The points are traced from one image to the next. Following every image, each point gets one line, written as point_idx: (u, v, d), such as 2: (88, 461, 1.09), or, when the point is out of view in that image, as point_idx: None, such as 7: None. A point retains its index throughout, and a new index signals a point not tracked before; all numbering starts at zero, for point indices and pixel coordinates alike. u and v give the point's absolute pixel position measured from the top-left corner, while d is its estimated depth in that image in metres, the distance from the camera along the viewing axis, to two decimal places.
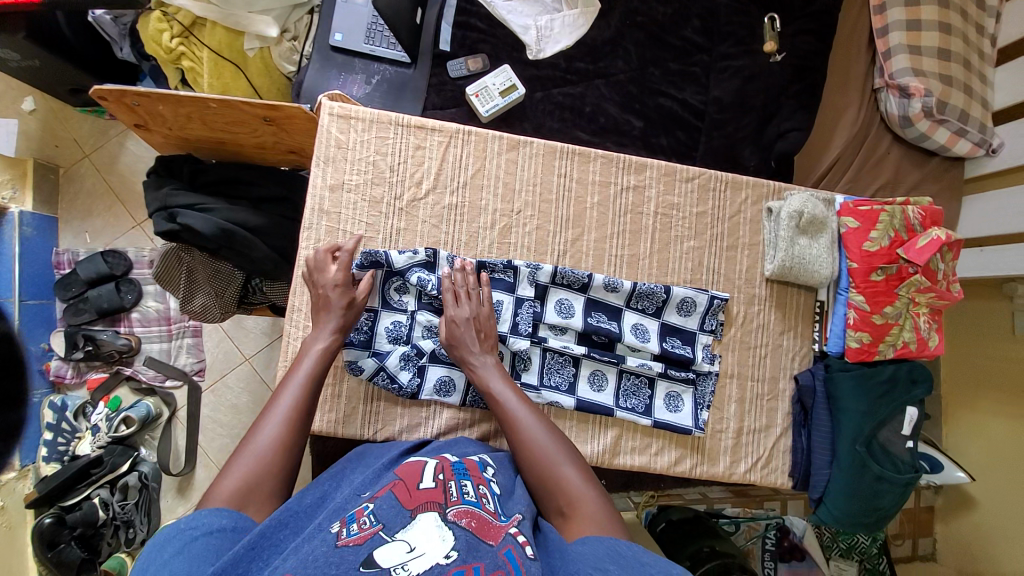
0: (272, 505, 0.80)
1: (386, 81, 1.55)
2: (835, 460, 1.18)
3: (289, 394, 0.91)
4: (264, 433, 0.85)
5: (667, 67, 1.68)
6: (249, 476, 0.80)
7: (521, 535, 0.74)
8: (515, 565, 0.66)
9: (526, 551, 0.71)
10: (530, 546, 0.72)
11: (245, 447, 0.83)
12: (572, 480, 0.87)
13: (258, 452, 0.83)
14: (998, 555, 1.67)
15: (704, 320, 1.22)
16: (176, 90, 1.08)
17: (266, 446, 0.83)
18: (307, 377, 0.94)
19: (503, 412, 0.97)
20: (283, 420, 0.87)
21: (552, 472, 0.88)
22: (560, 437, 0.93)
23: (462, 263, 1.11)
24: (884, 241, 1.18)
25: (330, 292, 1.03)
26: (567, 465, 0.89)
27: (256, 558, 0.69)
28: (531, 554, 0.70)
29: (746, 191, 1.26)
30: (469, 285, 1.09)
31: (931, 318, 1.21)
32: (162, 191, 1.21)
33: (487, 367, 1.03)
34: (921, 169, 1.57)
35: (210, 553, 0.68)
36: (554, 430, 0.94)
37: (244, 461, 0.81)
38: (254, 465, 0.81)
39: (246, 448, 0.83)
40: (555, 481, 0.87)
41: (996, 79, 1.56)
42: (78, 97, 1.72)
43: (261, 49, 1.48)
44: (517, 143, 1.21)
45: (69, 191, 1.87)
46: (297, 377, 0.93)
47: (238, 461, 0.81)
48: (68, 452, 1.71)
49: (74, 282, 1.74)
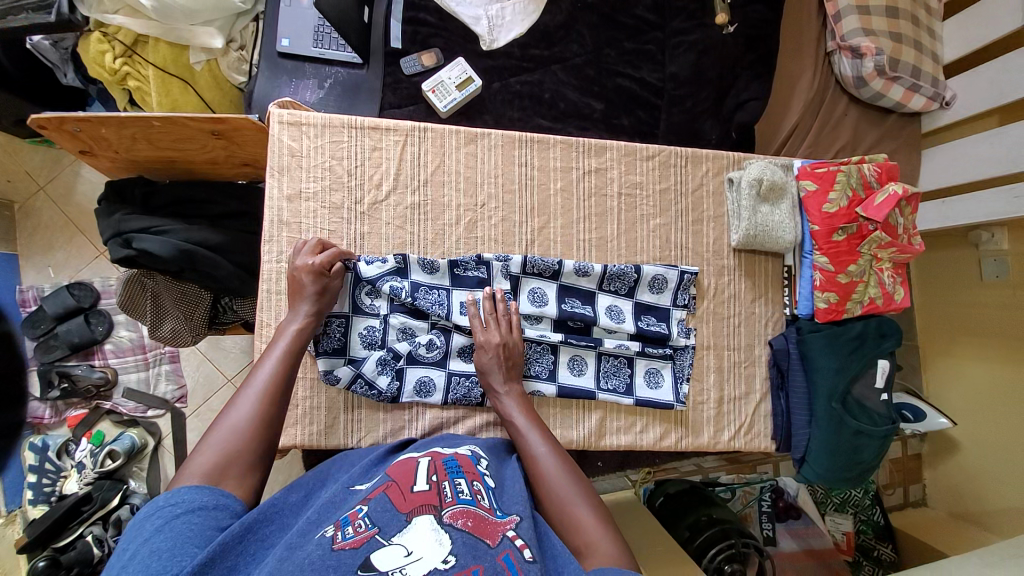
0: (252, 481, 0.79)
1: (340, 84, 1.52)
2: (813, 419, 1.20)
3: (265, 372, 0.89)
4: (240, 410, 0.83)
5: (622, 47, 1.68)
6: (226, 452, 0.78)
7: (520, 538, 0.72)
8: (514, 572, 0.65)
9: (525, 553, 0.69)
10: (529, 548, 0.71)
11: (221, 422, 0.81)
12: (590, 519, 0.83)
13: (234, 428, 0.81)
14: (987, 493, 1.73)
15: (676, 296, 1.23)
16: (117, 112, 1.05)
17: (242, 423, 0.82)
18: (285, 358, 0.92)
19: (523, 443, 0.96)
20: (258, 397, 0.85)
21: (570, 507, 0.84)
22: (582, 476, 0.90)
23: (491, 293, 1.11)
24: (843, 201, 1.19)
25: (300, 277, 1.01)
26: (581, 505, 0.85)
27: (243, 551, 0.68)
28: (530, 555, 0.69)
29: (706, 164, 1.27)
30: (499, 313, 1.09)
31: (895, 272, 1.23)
32: (114, 217, 1.17)
33: (512, 396, 1.03)
34: (879, 127, 1.60)
35: (193, 533, 0.67)
36: (576, 468, 0.91)
37: (218, 435, 0.79)
38: (229, 442, 0.79)
39: (222, 424, 0.81)
40: (572, 516, 0.83)
41: (945, 32, 1.58)
42: (25, 128, 1.66)
43: (207, 62, 1.44)
44: (474, 136, 1.20)
45: (26, 226, 1.81)
46: (276, 356, 0.92)
47: (214, 437, 0.80)
48: (55, 492, 1.66)
49: (42, 320, 1.69)
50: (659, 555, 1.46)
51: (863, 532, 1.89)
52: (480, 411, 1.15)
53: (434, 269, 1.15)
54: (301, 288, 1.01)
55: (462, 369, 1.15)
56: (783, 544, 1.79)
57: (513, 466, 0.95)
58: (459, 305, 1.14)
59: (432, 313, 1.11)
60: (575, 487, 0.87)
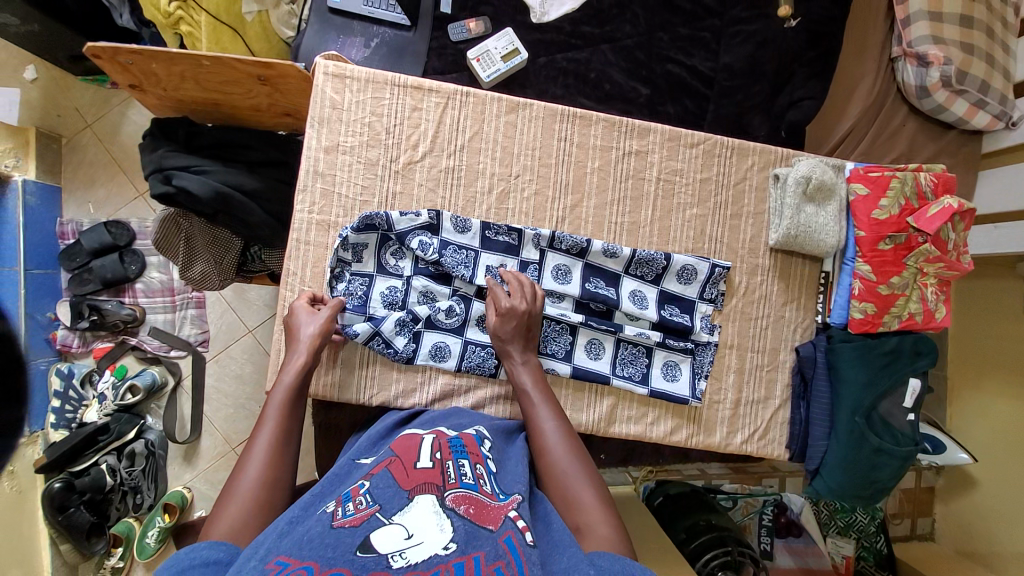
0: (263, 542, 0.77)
1: (386, 45, 1.51)
2: (833, 431, 1.16)
3: (270, 425, 0.89)
4: (248, 474, 0.82)
5: (677, 32, 1.62)
6: (240, 519, 0.76)
7: (522, 519, 0.73)
8: (516, 554, 0.66)
9: (525, 537, 0.70)
10: (530, 531, 0.72)
11: (231, 489, 0.80)
12: (592, 505, 0.83)
13: (243, 494, 0.80)
14: (1000, 536, 1.67)
15: (705, 289, 1.20)
16: (168, 47, 1.05)
17: (253, 485, 0.81)
18: (286, 407, 0.93)
19: (533, 420, 0.97)
20: (266, 456, 0.85)
21: (573, 492, 0.85)
22: (588, 464, 0.90)
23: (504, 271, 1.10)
24: (894, 209, 1.13)
25: (301, 321, 1.02)
26: (579, 477, 0.87)
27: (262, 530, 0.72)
28: (531, 540, 0.70)
29: (753, 158, 1.22)
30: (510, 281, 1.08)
31: (939, 289, 1.17)
32: (156, 152, 1.19)
33: (528, 366, 1.04)
34: (937, 142, 1.52)
35: None
36: (583, 456, 0.91)
37: (234, 504, 0.78)
38: (243, 507, 0.78)
39: (232, 489, 0.80)
40: (572, 491, 0.85)
41: (1019, 49, 1.49)
42: (80, 64, 1.71)
43: (259, 13, 1.45)
44: (516, 105, 1.18)
45: (72, 160, 1.86)
46: (278, 405, 0.92)
47: (227, 504, 0.78)
48: (76, 419, 1.74)
49: (78, 253, 1.75)
50: (654, 550, 1.47)
51: (863, 559, 1.84)
52: (491, 383, 1.15)
53: (467, 229, 1.14)
54: (301, 332, 1.01)
55: (478, 338, 1.14)
56: (780, 560, 1.76)
57: (518, 447, 0.97)
58: (484, 268, 1.13)
59: (457, 273, 1.11)
60: (582, 476, 0.88)
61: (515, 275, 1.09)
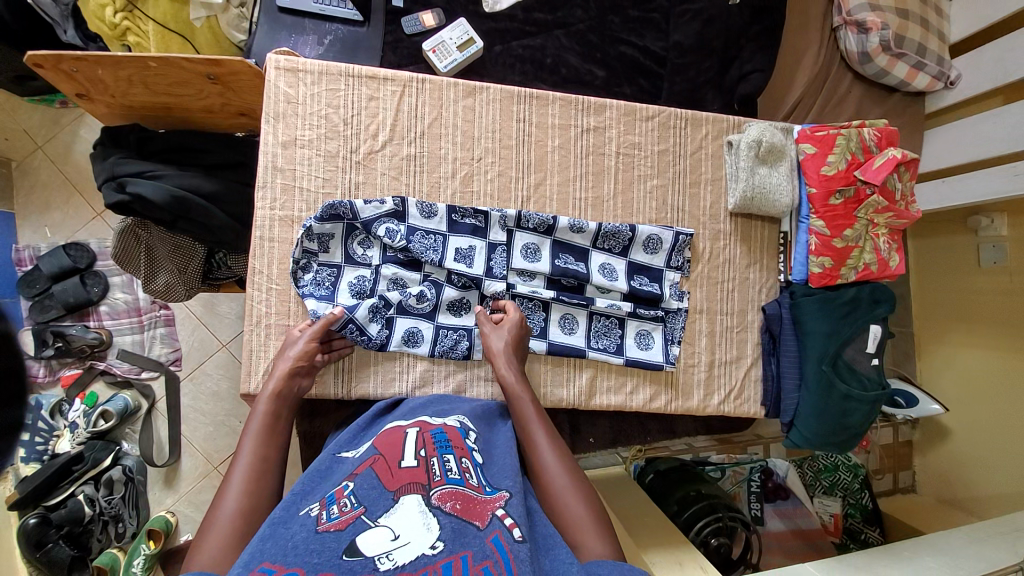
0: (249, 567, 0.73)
1: (339, 41, 1.51)
2: (804, 383, 1.20)
3: (247, 452, 0.86)
4: (230, 499, 0.79)
5: (627, 15, 1.66)
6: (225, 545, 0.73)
7: (509, 517, 0.73)
8: (503, 553, 0.66)
9: (514, 534, 0.70)
10: (518, 527, 0.72)
11: (213, 517, 0.77)
12: (588, 517, 0.82)
13: (223, 523, 0.76)
14: (975, 480, 1.75)
15: (670, 257, 1.23)
16: (113, 51, 1.03)
17: (234, 511, 0.78)
18: (262, 434, 0.90)
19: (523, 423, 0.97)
20: (246, 482, 0.82)
21: (569, 503, 0.84)
22: (582, 474, 0.90)
23: (501, 304, 1.14)
24: (842, 164, 1.18)
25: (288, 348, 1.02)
26: (569, 482, 0.87)
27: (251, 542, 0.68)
28: (519, 536, 0.70)
29: (706, 127, 1.25)
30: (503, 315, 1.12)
31: (891, 238, 1.23)
32: (108, 161, 1.16)
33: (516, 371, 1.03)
34: (882, 106, 1.59)
35: None
36: (576, 466, 0.91)
37: (215, 531, 0.74)
38: (227, 533, 0.75)
39: (214, 518, 0.76)
40: (566, 502, 0.84)
41: (952, 12, 1.56)
42: (23, 85, 1.66)
43: (208, 18, 1.39)
44: (473, 89, 1.19)
45: (23, 184, 1.80)
46: (254, 432, 0.90)
47: (209, 533, 0.74)
48: (48, 452, 1.67)
49: (38, 279, 1.68)
50: (647, 524, 1.49)
51: (851, 515, 1.88)
52: (470, 364, 1.16)
53: (433, 215, 1.14)
54: (284, 356, 1.00)
55: (451, 322, 1.15)
56: (771, 524, 1.79)
57: (503, 435, 0.98)
58: (454, 250, 1.14)
59: (426, 258, 1.11)
60: (578, 486, 0.87)
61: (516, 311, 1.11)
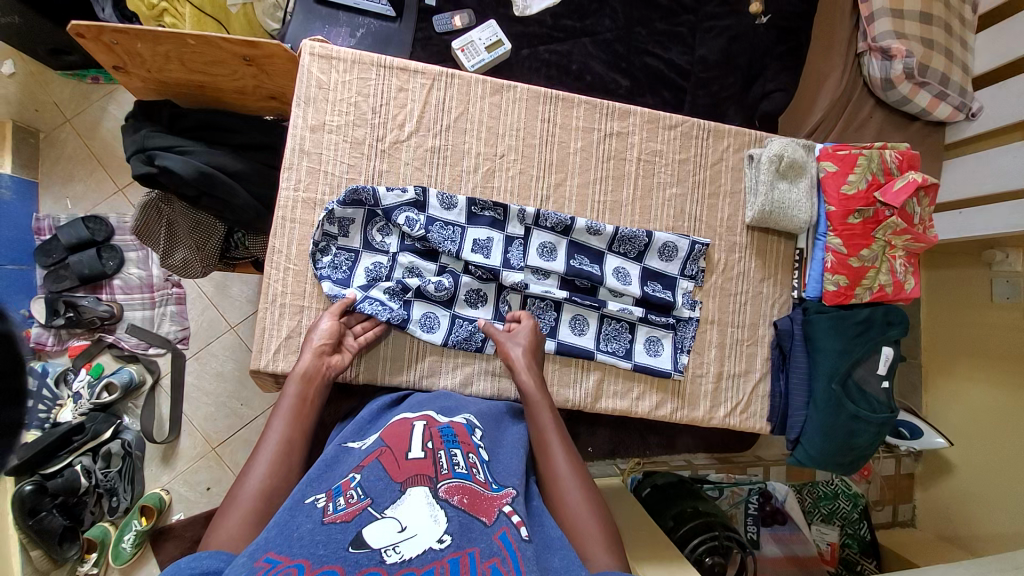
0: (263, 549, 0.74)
1: (371, 35, 1.54)
2: (811, 401, 1.19)
3: (275, 434, 0.86)
4: (252, 479, 0.80)
5: (654, 27, 1.69)
6: (242, 525, 0.74)
7: (516, 515, 0.74)
8: (510, 550, 0.67)
9: (520, 531, 0.71)
10: (524, 525, 0.73)
11: (234, 495, 0.78)
12: (593, 519, 0.84)
13: (245, 500, 0.78)
14: (977, 518, 1.72)
15: (685, 265, 1.23)
16: (154, 27, 1.06)
17: (255, 491, 0.79)
18: (292, 416, 0.90)
19: (538, 423, 0.97)
20: (269, 463, 0.82)
21: (574, 506, 0.85)
22: (589, 476, 0.91)
23: (517, 316, 1.14)
24: (862, 184, 1.19)
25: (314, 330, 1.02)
26: (578, 489, 0.87)
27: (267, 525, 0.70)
28: (525, 535, 0.71)
29: (728, 140, 1.27)
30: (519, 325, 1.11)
31: (908, 262, 1.22)
32: (139, 133, 1.19)
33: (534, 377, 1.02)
34: (904, 133, 1.59)
35: None
36: (583, 467, 0.92)
37: (235, 510, 0.76)
38: (245, 512, 0.76)
39: (236, 496, 0.78)
40: (574, 509, 0.85)
41: (976, 45, 1.57)
42: (59, 58, 1.70)
43: (243, 5, 1.41)
44: (500, 88, 1.21)
45: (49, 155, 1.83)
46: (283, 414, 0.90)
47: (230, 510, 0.76)
48: (49, 420, 1.67)
49: (54, 249, 1.72)
50: (643, 537, 1.48)
51: (848, 546, 1.85)
52: (480, 358, 1.16)
53: (452, 206, 1.15)
54: (310, 337, 1.02)
55: (465, 313, 1.16)
56: (767, 549, 1.77)
57: (511, 436, 0.98)
58: (472, 241, 1.15)
59: (443, 248, 1.12)
60: (584, 490, 0.87)
61: (530, 318, 1.13)
